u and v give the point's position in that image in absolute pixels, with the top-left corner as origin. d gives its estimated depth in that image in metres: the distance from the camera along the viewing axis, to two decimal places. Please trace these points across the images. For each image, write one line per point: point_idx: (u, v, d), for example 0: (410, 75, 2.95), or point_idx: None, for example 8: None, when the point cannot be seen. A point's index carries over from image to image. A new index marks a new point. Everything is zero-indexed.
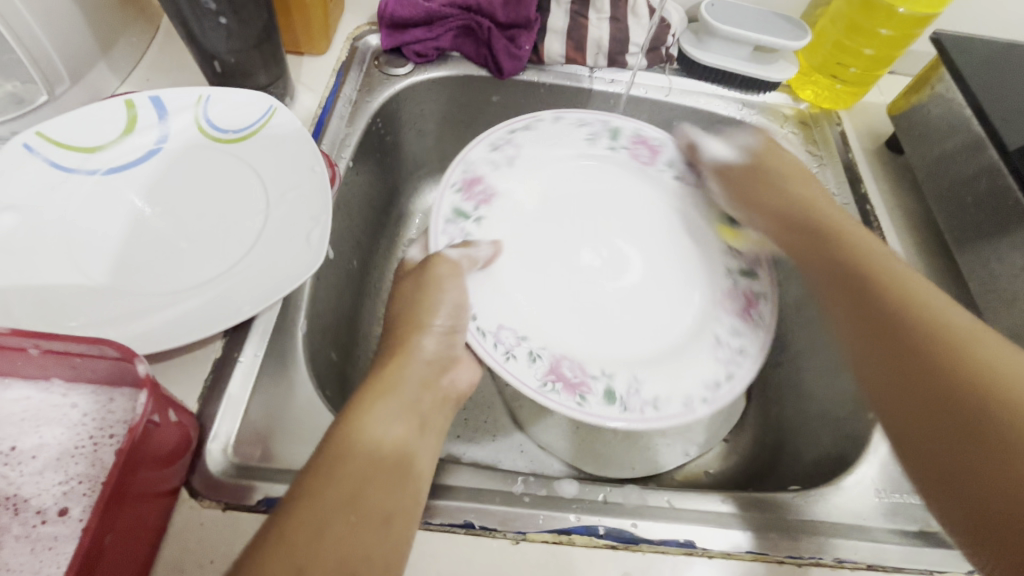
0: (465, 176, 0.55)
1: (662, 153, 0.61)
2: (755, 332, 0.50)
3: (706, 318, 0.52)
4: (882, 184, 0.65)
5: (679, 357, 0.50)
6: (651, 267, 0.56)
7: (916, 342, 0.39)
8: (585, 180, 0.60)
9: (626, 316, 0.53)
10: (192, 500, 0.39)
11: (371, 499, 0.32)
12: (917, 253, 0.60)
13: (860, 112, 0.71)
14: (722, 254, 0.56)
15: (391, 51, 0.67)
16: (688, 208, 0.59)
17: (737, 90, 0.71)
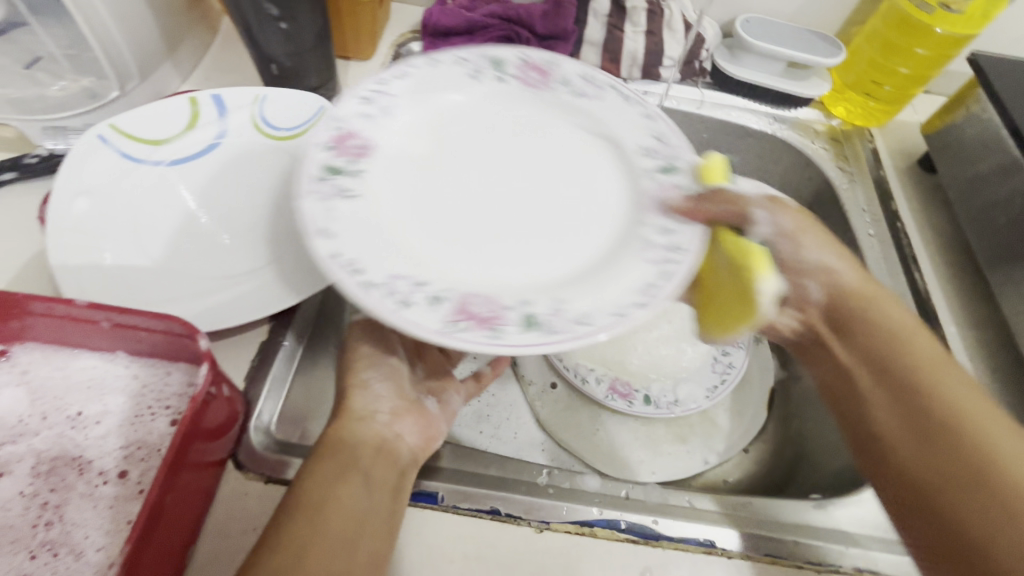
0: (338, 134, 0.44)
1: (554, 73, 0.51)
2: (685, 229, 0.42)
3: (634, 223, 0.43)
4: (913, 202, 0.65)
5: (599, 273, 0.41)
6: (588, 184, 0.47)
7: (880, 367, 0.44)
8: (438, 113, 0.49)
9: (519, 231, 0.44)
10: (237, 472, 0.41)
11: (315, 566, 0.32)
12: (947, 273, 0.60)
13: (892, 130, 0.71)
14: (636, 154, 0.47)
15: None
16: (601, 112, 0.50)
17: (769, 104, 0.72)
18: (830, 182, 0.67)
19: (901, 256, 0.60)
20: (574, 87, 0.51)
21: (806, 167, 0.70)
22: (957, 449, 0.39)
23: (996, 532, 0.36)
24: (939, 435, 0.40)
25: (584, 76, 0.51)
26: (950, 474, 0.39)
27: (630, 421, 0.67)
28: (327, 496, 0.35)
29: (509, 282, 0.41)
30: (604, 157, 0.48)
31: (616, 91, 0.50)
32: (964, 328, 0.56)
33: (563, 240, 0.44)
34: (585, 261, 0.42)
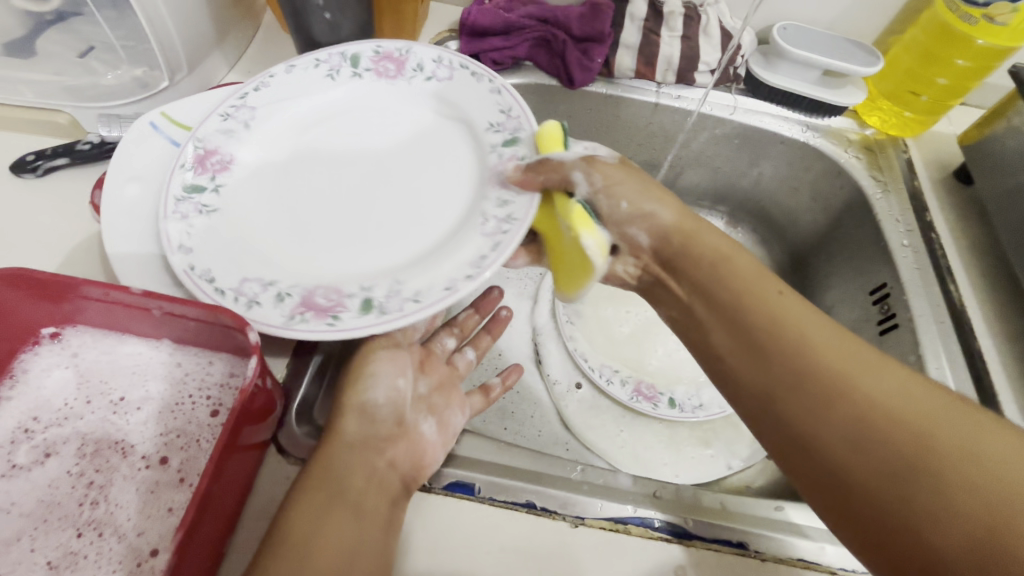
0: (197, 154, 0.48)
1: (408, 62, 0.56)
2: (520, 199, 0.46)
3: (478, 201, 0.48)
4: (947, 214, 0.65)
5: (447, 246, 0.45)
6: (443, 172, 0.51)
7: (724, 297, 0.43)
8: (331, 113, 0.54)
9: (387, 222, 0.48)
10: (279, 456, 0.42)
11: None
12: (982, 284, 0.60)
13: (927, 141, 0.71)
14: (484, 134, 0.51)
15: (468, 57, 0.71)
16: (455, 95, 0.54)
17: (802, 112, 0.72)
18: (864, 191, 0.67)
19: (936, 266, 0.60)
20: (427, 71, 0.55)
21: (838, 176, 0.70)
22: (787, 370, 0.39)
23: (856, 443, 0.35)
24: (782, 360, 0.39)
25: (437, 60, 0.56)
26: (814, 392, 0.37)
27: (654, 423, 0.67)
28: (314, 531, 0.33)
29: (351, 271, 0.45)
30: (460, 145, 0.52)
31: (465, 71, 0.54)
32: (998, 340, 0.56)
33: (417, 224, 0.47)
34: (428, 242, 0.46)
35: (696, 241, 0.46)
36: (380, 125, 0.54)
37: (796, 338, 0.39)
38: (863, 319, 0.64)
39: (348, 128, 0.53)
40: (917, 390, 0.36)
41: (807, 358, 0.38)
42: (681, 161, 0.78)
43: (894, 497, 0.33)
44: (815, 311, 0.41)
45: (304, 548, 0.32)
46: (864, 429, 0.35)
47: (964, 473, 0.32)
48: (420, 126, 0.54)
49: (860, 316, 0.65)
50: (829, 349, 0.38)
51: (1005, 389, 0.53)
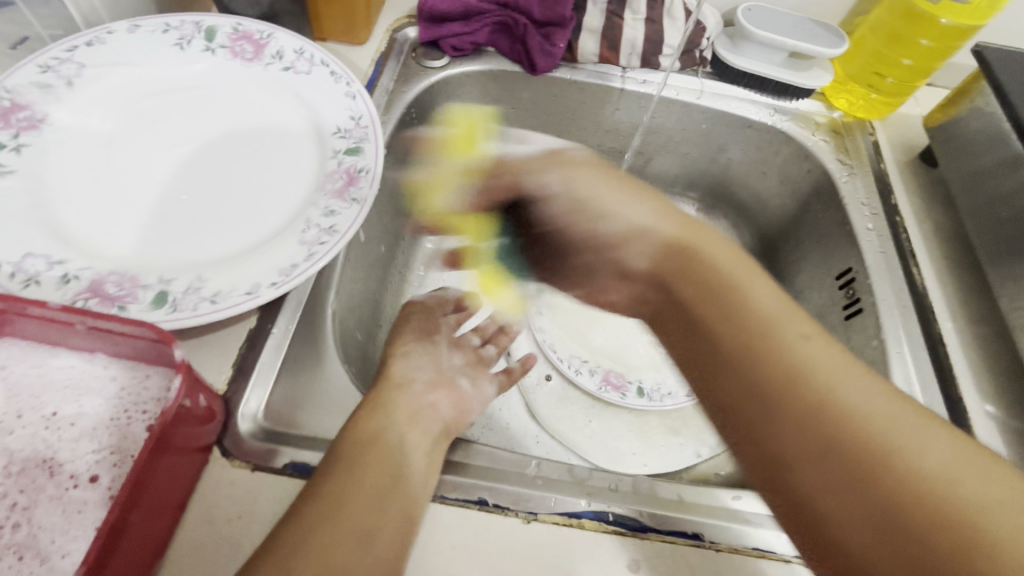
0: (1, 105, 0.43)
1: (268, 46, 0.51)
2: (347, 209, 0.44)
3: (304, 204, 0.44)
4: (913, 196, 0.64)
5: (262, 249, 0.41)
6: (276, 166, 0.46)
7: (731, 356, 0.36)
8: (169, 84, 0.48)
9: (203, 213, 0.43)
10: (223, 460, 0.40)
11: (355, 505, 0.32)
12: (944, 267, 0.59)
13: (894, 123, 0.70)
14: (334, 136, 0.47)
15: (428, 44, 0.69)
16: (309, 92, 0.49)
17: (768, 95, 0.71)
18: (830, 175, 0.66)
19: (900, 250, 0.60)
20: (287, 61, 0.50)
21: (805, 159, 0.69)
22: (798, 437, 0.32)
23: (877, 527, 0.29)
24: (790, 414, 0.33)
25: (299, 50, 0.51)
26: (834, 457, 0.31)
27: (623, 413, 0.66)
28: (374, 439, 0.37)
29: (157, 258, 0.40)
30: (301, 140, 0.48)
31: (326, 68, 0.50)
32: (960, 324, 0.56)
33: (233, 217, 0.43)
34: (247, 239, 0.42)
35: (701, 253, 0.40)
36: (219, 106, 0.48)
37: (821, 397, 0.32)
38: (830, 305, 0.64)
39: (183, 108, 0.48)
40: (926, 447, 0.30)
41: (821, 421, 0.32)
42: (649, 147, 0.77)
43: None
44: (832, 360, 0.34)
45: (369, 447, 0.36)
46: (890, 514, 0.29)
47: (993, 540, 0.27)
48: (267, 106, 0.49)
49: (827, 301, 0.65)
50: (856, 409, 0.32)
51: (964, 372, 0.53)
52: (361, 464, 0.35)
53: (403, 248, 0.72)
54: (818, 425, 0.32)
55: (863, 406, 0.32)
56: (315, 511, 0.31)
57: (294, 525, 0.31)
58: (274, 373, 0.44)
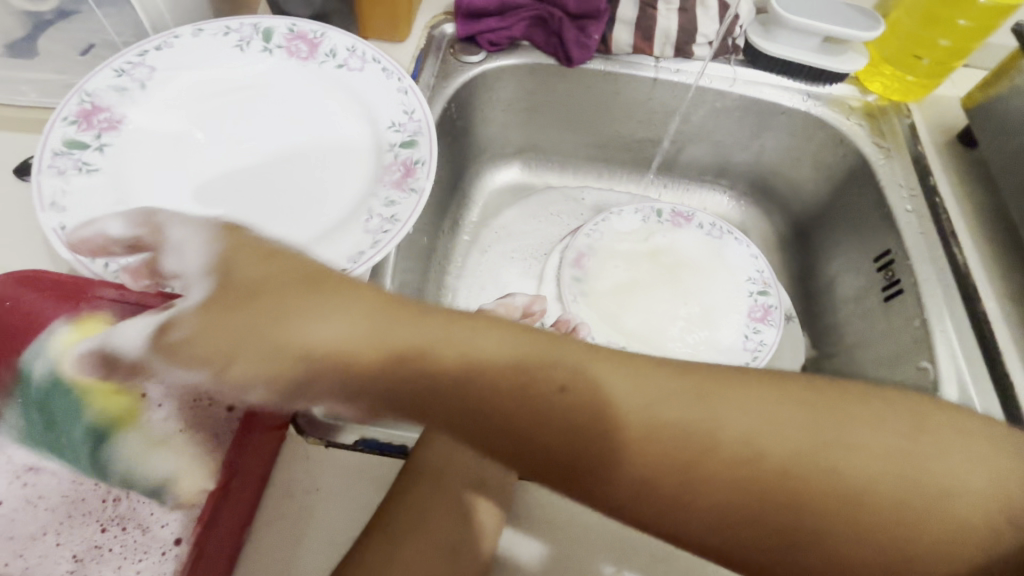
0: (83, 108, 0.46)
1: (322, 45, 0.53)
2: (405, 199, 0.46)
3: (365, 195, 0.46)
4: (951, 177, 0.65)
5: (329, 238, 0.44)
6: (336, 160, 0.49)
7: (628, 447, 0.30)
8: (233, 84, 0.51)
9: (271, 206, 0.46)
10: (299, 437, 0.42)
11: (431, 524, 0.40)
12: (986, 247, 0.60)
13: (931, 104, 0.70)
14: (389, 130, 0.50)
15: (464, 40, 0.70)
16: (362, 88, 0.52)
17: (802, 81, 0.71)
18: (866, 159, 0.67)
19: (940, 231, 0.60)
20: (340, 59, 0.53)
21: (840, 144, 0.70)
22: (667, 491, 0.30)
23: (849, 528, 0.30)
24: (709, 485, 0.30)
25: (351, 48, 0.53)
26: (748, 515, 0.30)
27: None
28: (446, 464, 0.42)
29: None
30: (357, 133, 0.50)
31: (377, 65, 0.52)
32: (1003, 303, 0.56)
33: (299, 209, 0.46)
34: (314, 229, 0.45)
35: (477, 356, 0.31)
36: (279, 104, 0.51)
37: (640, 442, 0.30)
38: (868, 287, 0.65)
39: (246, 106, 0.50)
40: (809, 442, 0.31)
41: (732, 481, 0.30)
42: (681, 135, 0.78)
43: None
44: (744, 393, 0.32)
45: (441, 474, 0.42)
46: (832, 516, 0.30)
47: (892, 501, 0.30)
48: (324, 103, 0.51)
49: (865, 284, 0.65)
50: (779, 452, 0.30)
51: (1009, 350, 0.53)
52: (437, 485, 0.42)
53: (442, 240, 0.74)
54: (686, 470, 0.30)
55: (674, 421, 0.31)
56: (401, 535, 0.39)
57: (383, 540, 0.38)
58: None
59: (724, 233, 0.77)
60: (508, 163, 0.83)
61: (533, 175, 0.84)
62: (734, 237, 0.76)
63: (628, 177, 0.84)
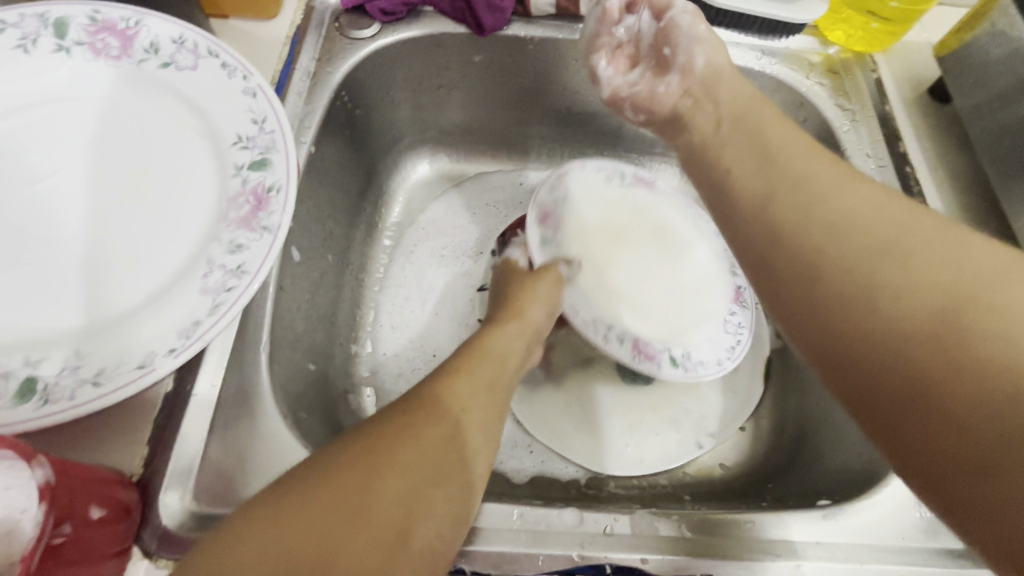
0: None
1: (138, 38, 0.41)
2: (256, 240, 0.36)
3: (205, 239, 0.36)
4: (923, 139, 0.57)
5: (155, 303, 0.34)
6: (165, 192, 0.38)
7: (810, 183, 0.34)
8: (16, 99, 0.39)
9: (77, 263, 0.35)
10: (147, 562, 0.34)
11: (390, 484, 0.29)
12: (964, 221, 0.52)
13: (898, 54, 0.62)
14: (234, 145, 0.39)
15: (353, 10, 0.58)
16: (197, 92, 0.40)
17: (754, 35, 0.61)
18: (829, 123, 0.58)
19: None
20: (165, 54, 0.41)
21: (800, 107, 0.61)
22: (848, 247, 0.31)
23: (873, 305, 0.29)
24: (782, 207, 0.34)
25: (178, 40, 0.41)
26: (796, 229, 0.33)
27: None
28: (442, 400, 0.34)
29: (21, 330, 0.32)
30: (193, 154, 0.39)
31: (214, 59, 0.40)
32: None
33: (116, 266, 0.35)
34: (135, 293, 0.34)
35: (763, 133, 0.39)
36: (85, 122, 0.39)
37: (846, 207, 0.33)
38: None
39: (38, 127, 0.38)
40: (892, 218, 0.32)
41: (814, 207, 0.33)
42: None
43: (884, 360, 0.28)
44: (870, 186, 0.34)
45: (415, 429, 0.32)
46: (851, 288, 0.30)
47: (930, 283, 0.29)
48: (148, 116, 0.40)
49: None
50: (852, 207, 0.32)
51: None
52: (395, 442, 0.31)
53: (358, 248, 0.63)
54: (816, 239, 0.32)
55: (862, 206, 0.32)
56: (318, 523, 0.27)
57: (288, 530, 0.26)
58: (201, 442, 0.37)
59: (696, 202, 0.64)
60: (431, 149, 0.71)
61: (456, 162, 0.72)
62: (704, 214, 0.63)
63: (569, 155, 0.73)
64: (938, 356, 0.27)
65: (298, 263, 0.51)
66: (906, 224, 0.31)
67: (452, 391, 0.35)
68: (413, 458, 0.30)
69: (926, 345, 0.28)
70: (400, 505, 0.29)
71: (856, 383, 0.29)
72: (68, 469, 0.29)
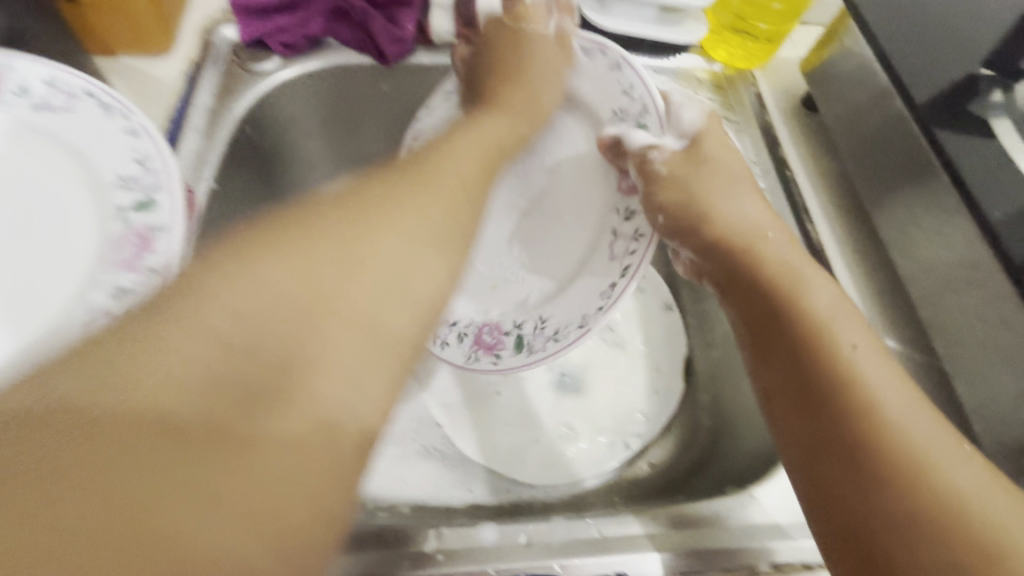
0: None
1: (5, 81, 0.39)
2: (140, 284, 0.35)
3: (84, 285, 0.35)
4: (799, 145, 0.62)
5: (28, 358, 0.32)
6: (41, 240, 0.36)
7: (848, 410, 0.33)
8: None
9: None
10: None
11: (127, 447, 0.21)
12: (837, 218, 0.58)
13: (775, 69, 0.68)
14: (115, 188, 0.38)
15: (252, 44, 0.58)
16: (76, 137, 0.39)
17: (646, 55, 0.65)
18: None
19: (793, 207, 0.58)
20: (37, 97, 0.39)
21: None
22: (896, 501, 0.30)
23: (889, 553, 0.30)
24: (822, 414, 0.34)
25: (50, 81, 0.39)
26: (878, 502, 0.31)
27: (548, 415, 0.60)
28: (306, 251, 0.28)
29: None
30: (69, 199, 0.37)
31: (91, 100, 0.39)
32: (858, 276, 0.54)
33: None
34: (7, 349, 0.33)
35: (764, 263, 0.40)
36: None
37: (922, 457, 0.31)
38: None
39: None
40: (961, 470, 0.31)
41: (889, 471, 0.31)
42: None
43: (898, 556, 0.30)
44: (917, 406, 0.33)
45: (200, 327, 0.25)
46: (863, 526, 0.31)
47: (948, 541, 0.29)
48: (19, 160, 0.38)
49: None
50: (909, 445, 0.32)
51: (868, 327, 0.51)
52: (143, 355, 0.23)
53: None
54: (902, 479, 0.31)
55: (920, 451, 0.31)
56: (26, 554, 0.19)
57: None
58: None
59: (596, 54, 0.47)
60: None
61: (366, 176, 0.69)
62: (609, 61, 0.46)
63: None
64: (928, 545, 0.29)
65: None
66: (955, 474, 0.31)
67: (380, 208, 0.32)
68: (259, 318, 0.25)
69: (928, 560, 0.29)
70: (234, 411, 0.23)
71: (843, 545, 0.31)
72: None
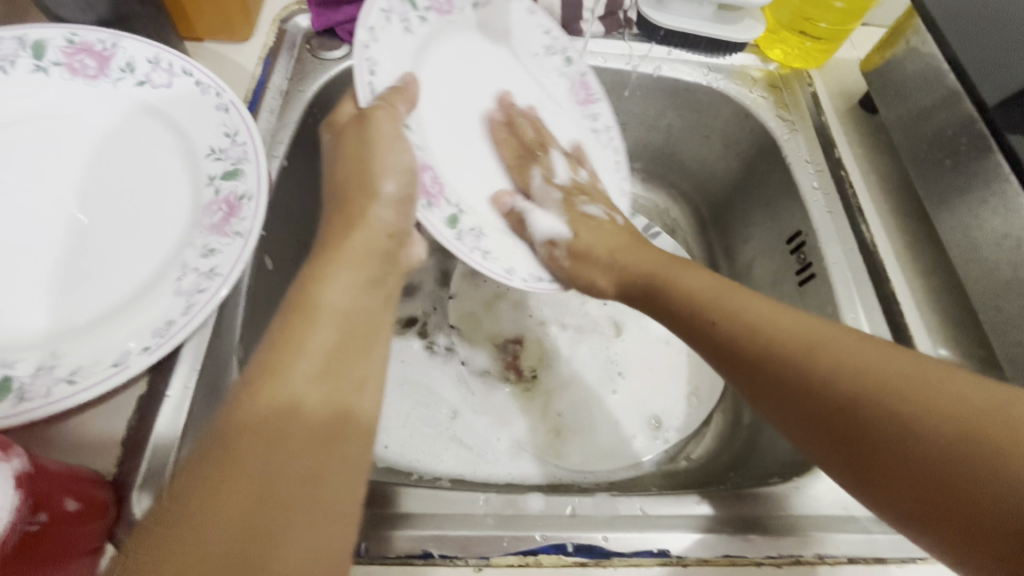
0: None
1: (115, 58, 0.43)
2: (228, 246, 0.38)
3: (179, 244, 0.38)
4: (855, 147, 0.62)
5: (130, 307, 0.35)
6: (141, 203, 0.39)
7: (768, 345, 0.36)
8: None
9: (54, 269, 0.37)
10: None
11: (223, 498, 0.26)
12: (892, 220, 0.57)
13: (832, 70, 0.67)
14: (207, 158, 0.41)
15: (322, 32, 0.61)
16: (175, 112, 0.42)
17: (701, 53, 0.65)
18: (771, 133, 0.62)
19: (847, 207, 0.57)
20: (141, 75, 0.43)
21: (746, 119, 0.64)
22: (865, 392, 0.32)
23: (884, 443, 0.30)
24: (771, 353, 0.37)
25: (153, 60, 0.43)
26: (839, 411, 0.32)
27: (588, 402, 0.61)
28: (299, 355, 0.32)
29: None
30: (167, 167, 0.41)
31: (188, 78, 0.43)
32: (912, 278, 0.54)
33: (92, 272, 0.37)
34: (111, 297, 0.36)
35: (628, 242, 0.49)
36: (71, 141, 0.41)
37: (863, 362, 0.33)
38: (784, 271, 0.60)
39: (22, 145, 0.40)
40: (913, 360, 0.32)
41: (843, 373, 0.33)
42: None
43: (882, 443, 0.30)
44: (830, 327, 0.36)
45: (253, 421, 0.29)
46: (847, 429, 0.32)
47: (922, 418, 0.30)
48: (125, 131, 0.42)
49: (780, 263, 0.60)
50: (848, 356, 0.33)
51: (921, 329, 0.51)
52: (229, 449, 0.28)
53: None
54: (857, 378, 0.32)
55: (870, 354, 0.33)
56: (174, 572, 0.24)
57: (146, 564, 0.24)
58: (173, 443, 0.38)
59: (413, 17, 0.49)
60: None
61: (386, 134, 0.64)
62: (423, 21, 0.50)
63: None
64: (909, 431, 0.30)
65: (268, 272, 0.52)
66: (922, 359, 0.32)
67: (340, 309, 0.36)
68: (292, 416, 0.30)
69: (911, 443, 0.30)
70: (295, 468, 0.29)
71: (845, 459, 0.32)
72: (45, 465, 0.31)
